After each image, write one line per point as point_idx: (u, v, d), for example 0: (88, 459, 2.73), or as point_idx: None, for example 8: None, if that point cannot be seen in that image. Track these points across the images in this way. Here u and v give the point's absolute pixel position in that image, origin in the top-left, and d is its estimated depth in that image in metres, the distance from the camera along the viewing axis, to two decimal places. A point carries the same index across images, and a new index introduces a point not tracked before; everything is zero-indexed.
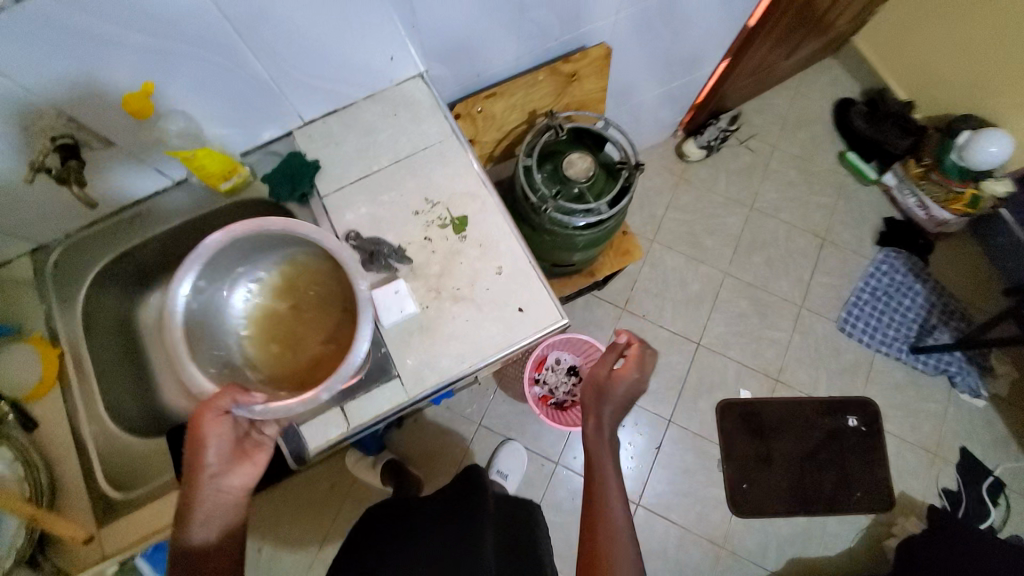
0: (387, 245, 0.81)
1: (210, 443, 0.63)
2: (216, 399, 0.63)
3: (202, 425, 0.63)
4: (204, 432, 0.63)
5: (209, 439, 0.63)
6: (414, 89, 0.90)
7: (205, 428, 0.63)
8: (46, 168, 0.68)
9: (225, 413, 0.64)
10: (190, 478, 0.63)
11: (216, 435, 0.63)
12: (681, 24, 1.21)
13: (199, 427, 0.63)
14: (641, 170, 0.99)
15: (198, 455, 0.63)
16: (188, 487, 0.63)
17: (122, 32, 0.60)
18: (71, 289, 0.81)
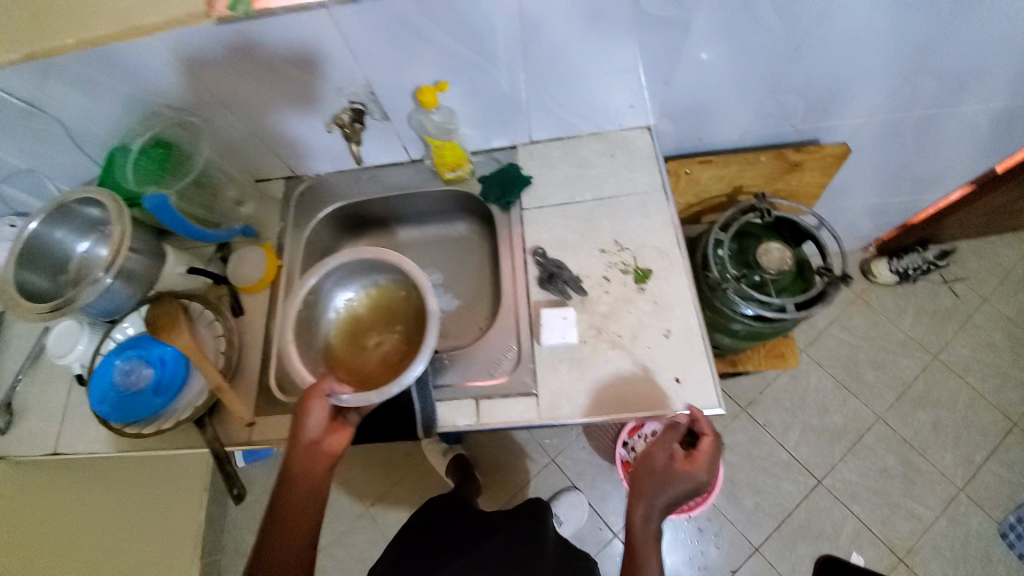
0: (567, 271, 0.83)
1: (314, 420, 0.68)
2: (319, 385, 0.68)
3: (308, 402, 0.68)
4: (305, 413, 0.67)
5: (312, 416, 0.68)
6: (637, 137, 0.93)
7: (309, 407, 0.68)
8: (341, 125, 0.81)
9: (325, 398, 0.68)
10: (295, 446, 0.68)
11: (315, 415, 0.68)
12: (929, 142, 1.10)
13: (303, 405, 0.68)
14: (846, 284, 0.90)
15: (303, 427, 0.68)
16: (292, 451, 0.68)
17: (439, 33, 0.69)
18: (308, 218, 0.98)
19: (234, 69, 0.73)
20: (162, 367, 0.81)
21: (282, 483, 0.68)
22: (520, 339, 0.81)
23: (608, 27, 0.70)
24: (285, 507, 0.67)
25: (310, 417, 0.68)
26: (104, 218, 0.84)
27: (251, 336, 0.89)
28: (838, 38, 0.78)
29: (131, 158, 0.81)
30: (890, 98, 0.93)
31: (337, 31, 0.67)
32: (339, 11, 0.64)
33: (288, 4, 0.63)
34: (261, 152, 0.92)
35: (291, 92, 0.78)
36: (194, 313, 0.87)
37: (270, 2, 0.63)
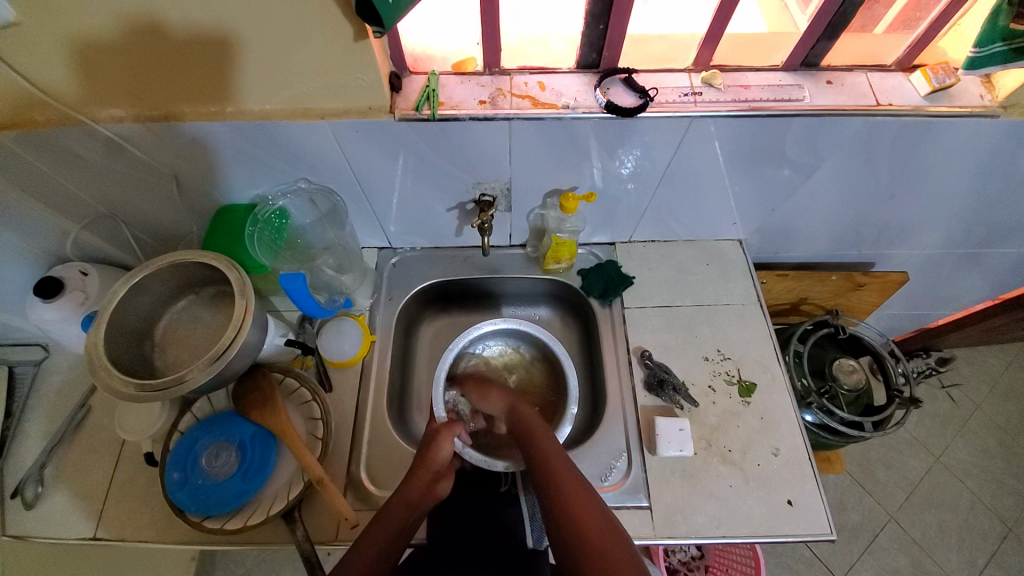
0: (674, 377, 0.85)
1: (440, 458, 0.74)
2: (452, 426, 0.78)
3: (438, 440, 0.76)
4: (441, 441, 0.75)
5: (441, 451, 0.75)
6: (729, 248, 0.99)
7: (440, 444, 0.75)
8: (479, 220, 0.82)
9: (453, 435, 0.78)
10: (416, 474, 0.72)
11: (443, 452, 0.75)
12: (963, 272, 1.22)
13: (434, 440, 0.76)
14: (918, 408, 0.94)
15: (428, 462, 0.73)
16: (410, 482, 0.71)
17: (599, 150, 0.72)
18: (401, 292, 0.96)
19: (389, 154, 0.73)
20: (249, 453, 0.75)
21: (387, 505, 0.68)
22: (630, 444, 0.81)
23: (748, 164, 0.76)
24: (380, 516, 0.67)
25: (437, 454, 0.74)
26: (210, 277, 0.77)
27: (341, 415, 0.84)
28: (927, 193, 0.86)
29: (252, 233, 0.79)
30: (947, 239, 1.03)
31: (508, 138, 0.69)
32: (522, 125, 0.66)
33: (474, 113, 0.64)
34: (366, 223, 0.91)
35: (428, 179, 0.79)
36: (287, 390, 0.82)
37: (457, 108, 0.65)
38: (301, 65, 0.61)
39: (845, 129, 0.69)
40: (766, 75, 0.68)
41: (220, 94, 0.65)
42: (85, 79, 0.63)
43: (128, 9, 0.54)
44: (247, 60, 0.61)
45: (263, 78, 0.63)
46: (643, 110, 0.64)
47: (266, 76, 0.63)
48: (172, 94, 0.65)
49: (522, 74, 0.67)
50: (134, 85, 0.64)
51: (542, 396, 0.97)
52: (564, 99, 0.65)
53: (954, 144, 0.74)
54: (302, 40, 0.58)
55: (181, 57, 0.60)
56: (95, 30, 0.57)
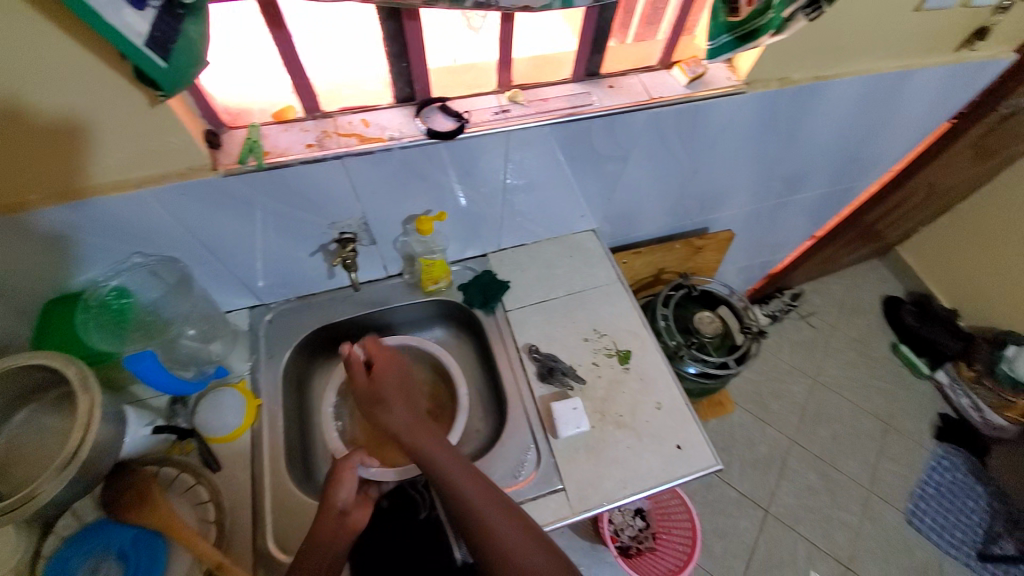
0: (562, 362, 0.92)
1: (345, 489, 0.76)
2: (350, 456, 0.79)
3: (340, 475, 0.77)
4: (342, 479, 0.76)
5: (343, 483, 0.76)
6: (587, 238, 1.10)
7: (341, 476, 0.77)
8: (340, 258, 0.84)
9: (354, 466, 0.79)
10: (323, 517, 0.72)
11: (346, 484, 0.77)
12: (780, 220, 1.46)
13: (336, 477, 0.77)
14: (763, 338, 1.12)
15: (333, 498, 0.74)
16: (321, 523, 0.71)
17: (436, 172, 0.77)
18: (282, 348, 0.93)
19: (230, 211, 0.73)
20: (130, 559, 0.68)
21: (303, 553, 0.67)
22: (535, 436, 0.85)
23: (571, 163, 0.87)
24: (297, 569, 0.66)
25: (340, 488, 0.75)
26: (52, 380, 0.70)
27: (237, 489, 0.79)
28: (722, 162, 1.03)
29: (87, 323, 0.72)
30: (755, 196, 1.24)
31: (347, 176, 0.72)
32: (354, 162, 0.70)
33: (304, 157, 0.67)
34: (227, 285, 0.89)
35: (279, 229, 0.79)
36: (168, 480, 0.76)
37: (285, 156, 0.67)
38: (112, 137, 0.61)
39: (635, 121, 0.81)
40: (561, 88, 0.79)
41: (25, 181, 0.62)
42: None
43: None
44: (50, 141, 0.59)
45: (71, 156, 0.61)
46: (462, 132, 0.71)
47: (67, 155, 0.61)
48: None
49: (345, 115, 0.71)
50: None
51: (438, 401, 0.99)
52: (387, 132, 0.70)
53: (724, 120, 0.90)
54: (106, 111, 0.58)
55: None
56: None
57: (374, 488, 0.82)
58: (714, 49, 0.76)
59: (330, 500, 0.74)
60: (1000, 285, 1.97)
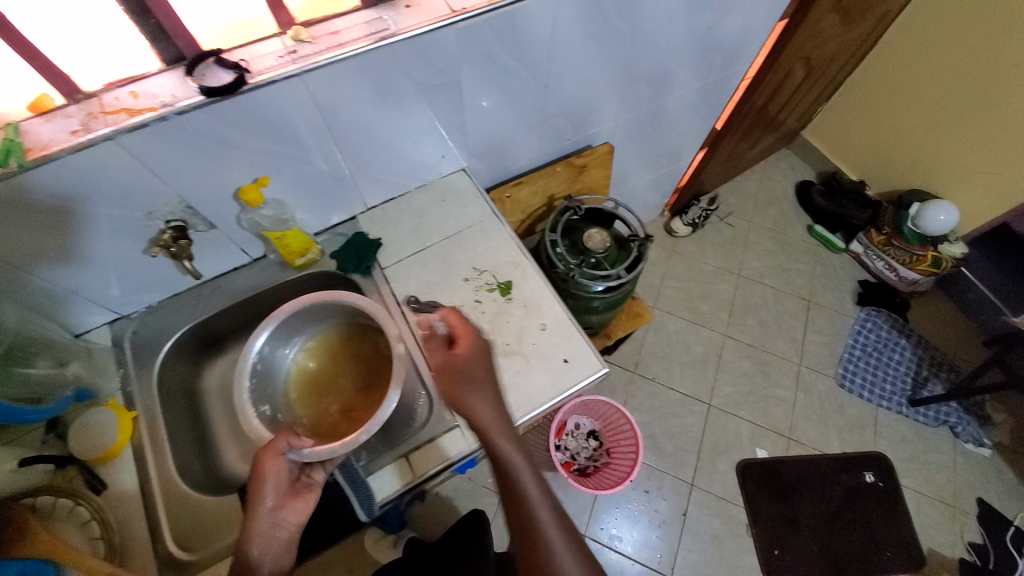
0: (442, 307, 0.91)
1: (272, 485, 0.65)
2: (273, 443, 0.67)
3: (262, 468, 0.66)
4: (262, 473, 0.65)
5: (269, 481, 0.65)
6: (457, 179, 1.07)
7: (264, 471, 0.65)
8: (165, 247, 0.79)
9: (280, 455, 0.67)
10: (249, 519, 0.63)
11: (272, 479, 0.66)
12: (665, 125, 1.46)
13: (260, 473, 0.65)
14: (650, 241, 1.17)
15: (259, 497, 0.64)
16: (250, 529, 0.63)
17: (243, 137, 0.73)
18: (150, 357, 0.88)
19: (24, 225, 0.67)
20: None
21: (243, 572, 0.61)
22: (424, 382, 0.86)
23: (399, 100, 0.83)
24: None
25: (266, 486, 0.65)
26: None
27: (129, 503, 0.77)
28: (571, 71, 1.01)
29: None
30: (625, 103, 1.22)
31: (135, 158, 0.67)
32: (132, 139, 0.65)
33: (68, 145, 0.61)
34: (69, 304, 0.83)
35: (92, 232, 0.74)
36: (45, 510, 0.72)
37: (48, 148, 0.61)
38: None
39: (446, 41, 0.77)
40: (351, 18, 0.73)
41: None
42: None
43: None
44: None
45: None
46: (242, 84, 0.65)
47: None
48: None
49: (112, 91, 0.65)
50: None
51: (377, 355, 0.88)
52: (158, 100, 0.64)
53: (550, 25, 0.87)
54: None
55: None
56: None
57: (319, 472, 0.71)
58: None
59: (253, 500, 0.64)
60: (898, 148, 2.06)
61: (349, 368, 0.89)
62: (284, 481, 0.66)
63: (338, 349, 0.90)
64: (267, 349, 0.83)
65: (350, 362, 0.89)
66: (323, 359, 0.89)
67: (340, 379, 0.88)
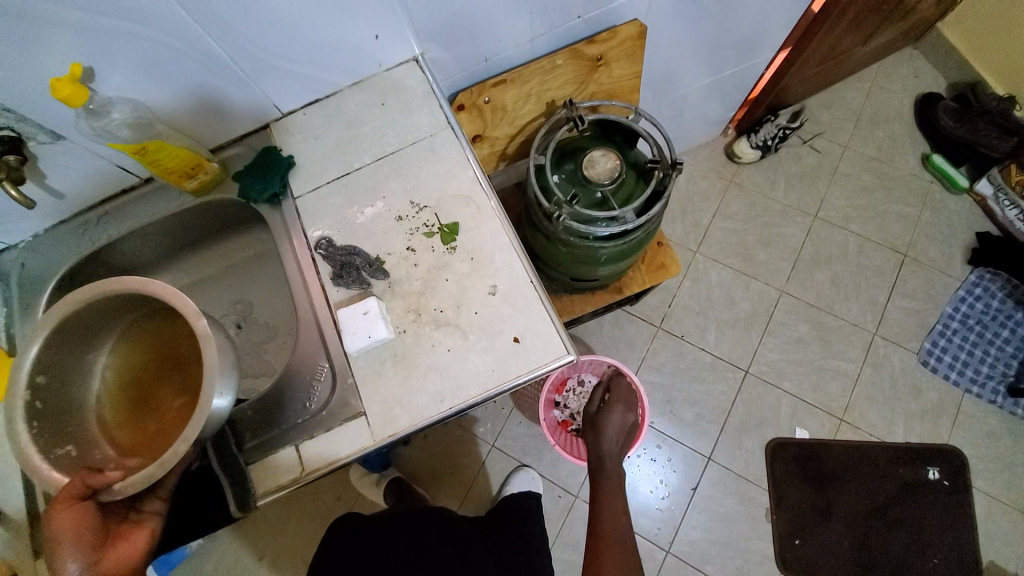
0: (361, 256, 0.68)
1: (79, 539, 0.49)
2: (65, 488, 0.50)
3: (53, 524, 0.48)
4: (55, 530, 0.48)
5: (71, 538, 0.49)
6: (407, 74, 0.77)
7: (58, 528, 0.48)
8: None
9: (82, 501, 0.50)
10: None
11: (74, 533, 0.49)
12: (735, 1, 1.02)
13: (53, 529, 0.48)
14: (679, 169, 0.80)
15: (63, 553, 0.49)
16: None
17: (34, 2, 0.51)
18: (35, 293, 0.75)
19: None
20: None
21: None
22: (330, 350, 0.67)
23: None
24: None
25: (69, 543, 0.49)
26: None
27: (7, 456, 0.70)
28: None
29: None
30: None
31: None
32: None
33: None
34: None
35: None
36: None
37: None
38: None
39: None
40: None
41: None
42: None
43: None
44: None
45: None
46: None
47: None
48: None
49: None
50: None
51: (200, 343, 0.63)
52: None
53: None
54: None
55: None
56: None
57: (155, 501, 0.56)
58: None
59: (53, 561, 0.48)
60: None
61: (175, 363, 0.65)
62: (93, 530, 0.50)
63: (160, 342, 0.65)
64: (48, 379, 0.57)
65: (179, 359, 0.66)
66: (140, 359, 0.65)
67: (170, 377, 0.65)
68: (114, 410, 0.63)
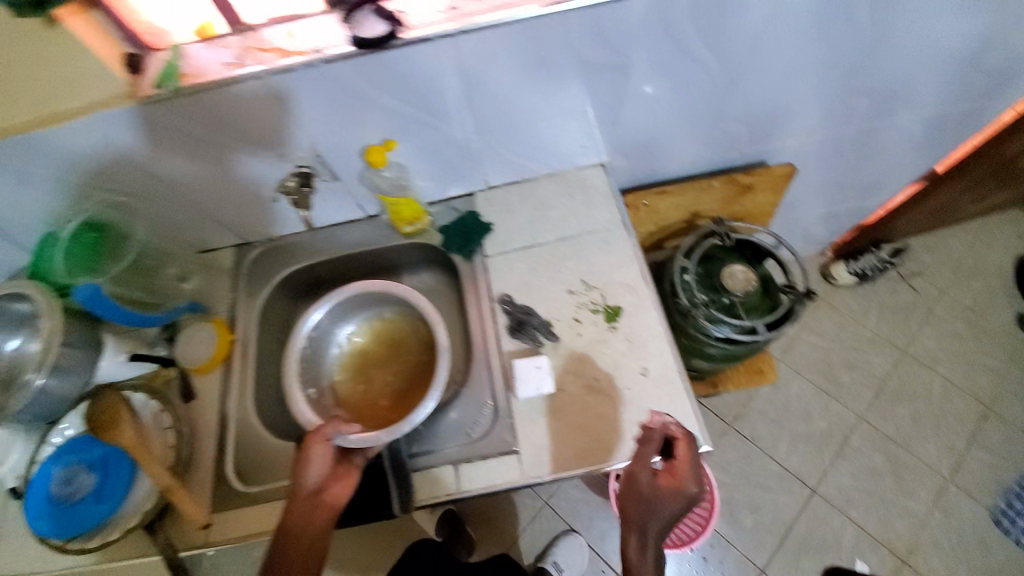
0: (535, 316, 0.82)
1: (317, 467, 0.68)
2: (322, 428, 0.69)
3: (309, 450, 0.68)
4: (310, 456, 0.68)
5: (314, 463, 0.68)
6: (592, 174, 0.94)
7: (310, 454, 0.68)
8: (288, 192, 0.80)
9: (327, 441, 0.69)
10: (294, 498, 0.66)
11: (319, 462, 0.68)
12: (869, 154, 1.15)
13: (307, 451, 0.69)
14: (810, 300, 0.91)
15: (305, 475, 0.68)
16: (295, 501, 0.67)
17: (380, 94, 0.67)
18: (260, 285, 0.93)
19: (176, 150, 0.71)
20: (102, 470, 0.73)
21: (287, 548, 0.64)
22: (495, 392, 0.78)
23: (554, 78, 0.72)
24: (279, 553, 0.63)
25: (311, 465, 0.68)
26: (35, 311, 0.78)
27: (207, 416, 0.81)
28: (767, 72, 0.80)
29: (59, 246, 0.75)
30: (828, 118, 0.98)
31: (276, 101, 0.65)
32: (276, 81, 0.62)
33: (218, 77, 0.61)
34: (203, 224, 0.88)
35: (228, 164, 0.75)
36: (139, 405, 0.79)
37: (202, 78, 0.61)
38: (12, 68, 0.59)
39: (628, 13, 0.64)
40: None
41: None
42: None
43: None
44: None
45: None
46: (394, 39, 0.60)
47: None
48: None
49: (269, 27, 0.63)
50: None
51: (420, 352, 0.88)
52: (309, 45, 0.61)
53: (766, 9, 0.69)
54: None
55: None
56: None
57: (359, 457, 0.72)
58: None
59: (301, 478, 0.67)
60: None
61: (390, 354, 0.89)
62: (329, 465, 0.68)
63: (383, 335, 0.90)
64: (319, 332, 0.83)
65: (392, 356, 0.89)
66: (367, 346, 0.90)
67: (383, 363, 0.89)
68: (339, 370, 0.87)
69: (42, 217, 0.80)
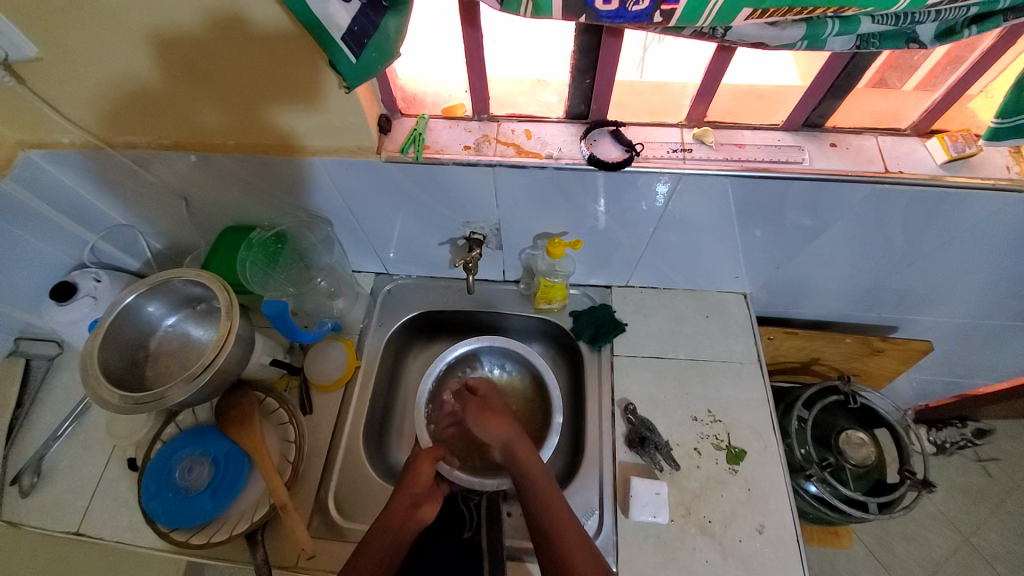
0: (657, 435, 0.81)
1: (422, 483, 0.72)
2: (432, 449, 0.76)
3: (418, 464, 0.74)
4: (418, 469, 0.74)
5: (420, 477, 0.73)
6: (731, 301, 0.94)
7: (419, 468, 0.73)
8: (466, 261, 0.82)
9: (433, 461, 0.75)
10: (395, 501, 0.69)
11: (422, 479, 0.73)
12: (1007, 349, 1.09)
13: (414, 464, 0.74)
14: (930, 492, 0.87)
15: (409, 487, 0.72)
16: (391, 508, 0.69)
17: (586, 198, 0.72)
18: (392, 319, 0.96)
19: (384, 196, 0.77)
20: (221, 467, 0.76)
21: (368, 538, 0.65)
22: (603, 503, 0.77)
23: (747, 218, 0.74)
24: (364, 544, 0.64)
25: (418, 480, 0.72)
26: (205, 295, 0.80)
27: (320, 435, 0.83)
28: (948, 264, 0.79)
29: (249, 252, 0.84)
30: (981, 309, 0.93)
31: (494, 184, 0.70)
32: (508, 172, 0.68)
33: (458, 158, 0.67)
34: (362, 251, 0.93)
35: (416, 214, 0.80)
36: (268, 408, 0.83)
37: (441, 153, 0.67)
38: (230, 61, 0.60)
39: (851, 195, 0.67)
40: (763, 134, 0.68)
41: (187, 137, 0.73)
42: (122, 115, 0.70)
43: (119, 36, 0.58)
44: (183, 81, 0.64)
45: (215, 84, 0.64)
46: (627, 165, 0.65)
47: (227, 86, 0.64)
48: (169, 111, 0.69)
49: (509, 122, 0.69)
50: (147, 108, 0.69)
51: (529, 417, 0.92)
52: (547, 150, 0.66)
53: (975, 217, 0.69)
54: (179, 24, 0.56)
55: (134, 111, 0.69)
56: (138, 87, 0.65)
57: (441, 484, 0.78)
58: (815, 39, 0.45)
59: (408, 486, 0.71)
60: None
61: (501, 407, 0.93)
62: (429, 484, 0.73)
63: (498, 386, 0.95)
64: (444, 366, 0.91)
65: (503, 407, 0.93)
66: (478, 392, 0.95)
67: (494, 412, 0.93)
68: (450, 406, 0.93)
69: (232, 212, 0.87)
